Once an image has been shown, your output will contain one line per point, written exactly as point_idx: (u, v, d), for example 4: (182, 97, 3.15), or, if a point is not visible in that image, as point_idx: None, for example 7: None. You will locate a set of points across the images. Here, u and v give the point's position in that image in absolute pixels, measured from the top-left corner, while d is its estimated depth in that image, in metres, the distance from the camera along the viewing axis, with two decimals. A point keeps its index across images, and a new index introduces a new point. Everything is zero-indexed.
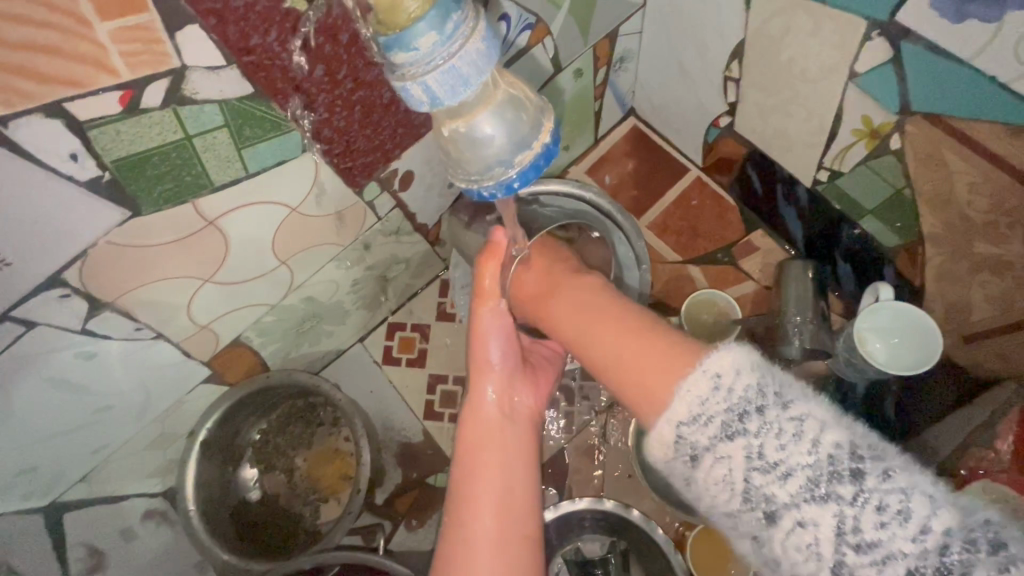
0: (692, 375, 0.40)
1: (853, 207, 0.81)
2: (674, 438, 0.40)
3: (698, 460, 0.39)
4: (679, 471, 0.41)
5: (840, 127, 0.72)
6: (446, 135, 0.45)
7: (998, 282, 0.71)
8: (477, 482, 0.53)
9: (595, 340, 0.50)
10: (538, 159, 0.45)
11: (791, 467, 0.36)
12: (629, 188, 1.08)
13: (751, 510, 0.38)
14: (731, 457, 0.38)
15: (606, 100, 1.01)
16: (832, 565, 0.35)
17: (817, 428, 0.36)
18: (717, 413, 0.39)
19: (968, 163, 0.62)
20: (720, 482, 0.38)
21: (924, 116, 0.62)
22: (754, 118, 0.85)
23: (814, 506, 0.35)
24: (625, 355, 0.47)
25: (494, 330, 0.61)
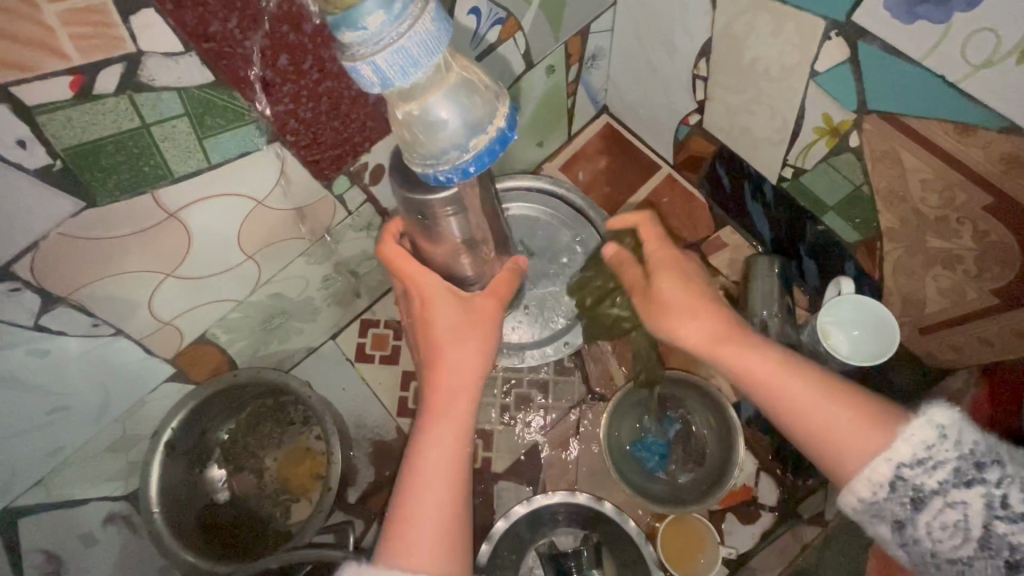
0: (907, 428, 0.48)
1: (816, 204, 0.83)
2: (894, 477, 0.47)
3: (904, 480, 0.47)
4: (889, 508, 0.48)
5: (802, 125, 0.74)
6: (401, 119, 0.44)
7: (950, 276, 0.73)
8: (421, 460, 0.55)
9: (793, 400, 0.53)
10: (494, 144, 0.45)
11: (938, 460, 0.46)
12: (602, 185, 1.09)
13: (899, 499, 0.47)
14: (899, 460, 0.47)
15: (578, 98, 1.02)
16: (979, 538, 0.44)
17: (944, 429, 0.46)
18: (942, 455, 0.46)
19: (921, 160, 0.65)
20: (898, 488, 0.47)
21: (880, 114, 0.65)
22: (721, 116, 0.87)
23: (964, 490, 0.45)
24: (819, 417, 0.52)
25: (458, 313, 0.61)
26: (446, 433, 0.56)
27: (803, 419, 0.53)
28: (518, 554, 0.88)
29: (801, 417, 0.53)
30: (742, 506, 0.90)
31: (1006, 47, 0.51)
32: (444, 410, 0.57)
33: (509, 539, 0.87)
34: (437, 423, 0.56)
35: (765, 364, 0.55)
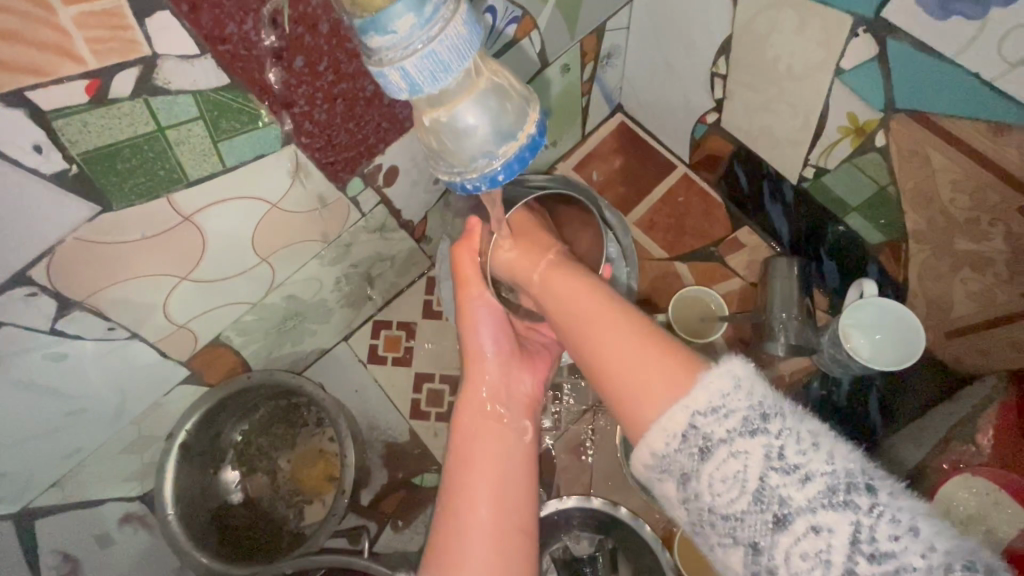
0: (708, 377, 0.40)
1: (839, 205, 0.81)
2: (687, 427, 0.40)
3: (708, 453, 0.39)
4: (680, 466, 0.40)
5: (825, 124, 0.72)
6: (429, 125, 0.43)
7: (979, 279, 0.71)
8: (464, 479, 0.52)
9: (612, 361, 0.45)
10: (524, 150, 0.44)
11: (729, 409, 0.39)
12: (616, 185, 1.08)
13: (761, 512, 0.36)
14: (747, 453, 0.37)
15: (593, 96, 1.00)
16: (754, 490, 0.37)
17: (729, 387, 0.39)
18: (737, 407, 0.38)
19: (952, 161, 0.63)
20: (730, 479, 0.38)
21: (908, 114, 0.63)
22: (740, 115, 0.85)
23: (831, 513, 0.35)
24: (614, 359, 0.45)
25: (484, 318, 0.62)
26: (488, 445, 0.55)
27: (624, 369, 0.44)
28: (532, 559, 0.87)
29: (615, 381, 0.44)
30: None
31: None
32: (480, 419, 0.57)
33: None
34: (475, 442, 0.55)
35: (624, 328, 0.46)
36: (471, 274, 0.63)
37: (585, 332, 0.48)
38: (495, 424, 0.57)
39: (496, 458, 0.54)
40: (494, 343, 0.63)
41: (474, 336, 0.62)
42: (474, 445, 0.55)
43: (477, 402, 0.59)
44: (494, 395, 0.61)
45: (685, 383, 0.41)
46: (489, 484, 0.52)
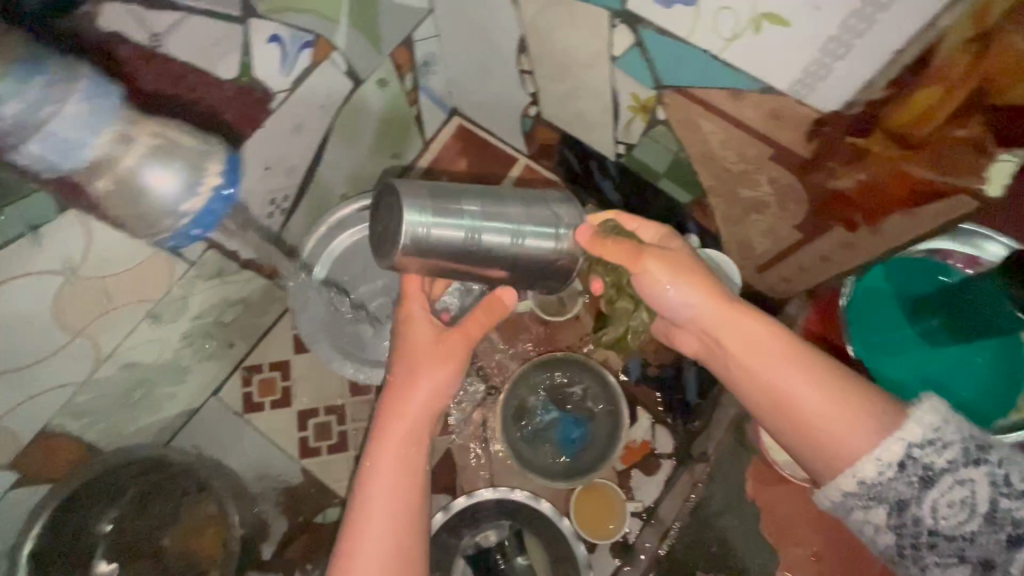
0: (916, 411, 0.48)
1: (650, 172, 0.90)
2: (904, 456, 0.47)
3: (934, 480, 0.45)
4: (899, 492, 0.47)
5: (619, 105, 0.81)
6: (113, 195, 0.50)
7: (763, 219, 0.81)
8: (370, 504, 0.57)
9: (798, 401, 0.53)
10: (211, 202, 0.52)
11: (947, 439, 0.46)
12: (465, 186, 1.13)
13: (993, 532, 0.43)
14: (972, 481, 0.44)
15: (422, 105, 1.04)
16: (985, 514, 0.43)
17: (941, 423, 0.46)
18: (952, 438, 0.46)
19: (715, 124, 0.71)
20: (958, 503, 0.44)
21: (674, 88, 0.70)
22: (554, 104, 0.92)
23: (972, 469, 0.44)
24: (811, 405, 0.52)
25: (455, 353, 0.66)
26: (405, 472, 0.60)
27: (830, 433, 0.51)
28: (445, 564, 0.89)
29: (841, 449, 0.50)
30: (644, 460, 0.97)
31: (744, 19, 0.55)
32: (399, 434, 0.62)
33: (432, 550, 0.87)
34: (401, 468, 0.59)
35: (814, 369, 0.53)
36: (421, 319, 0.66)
37: (789, 407, 0.53)
38: (417, 443, 0.62)
39: (407, 485, 0.59)
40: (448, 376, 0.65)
41: (425, 367, 0.64)
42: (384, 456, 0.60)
43: (411, 426, 0.62)
44: (422, 426, 0.63)
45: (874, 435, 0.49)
46: (389, 516, 0.57)
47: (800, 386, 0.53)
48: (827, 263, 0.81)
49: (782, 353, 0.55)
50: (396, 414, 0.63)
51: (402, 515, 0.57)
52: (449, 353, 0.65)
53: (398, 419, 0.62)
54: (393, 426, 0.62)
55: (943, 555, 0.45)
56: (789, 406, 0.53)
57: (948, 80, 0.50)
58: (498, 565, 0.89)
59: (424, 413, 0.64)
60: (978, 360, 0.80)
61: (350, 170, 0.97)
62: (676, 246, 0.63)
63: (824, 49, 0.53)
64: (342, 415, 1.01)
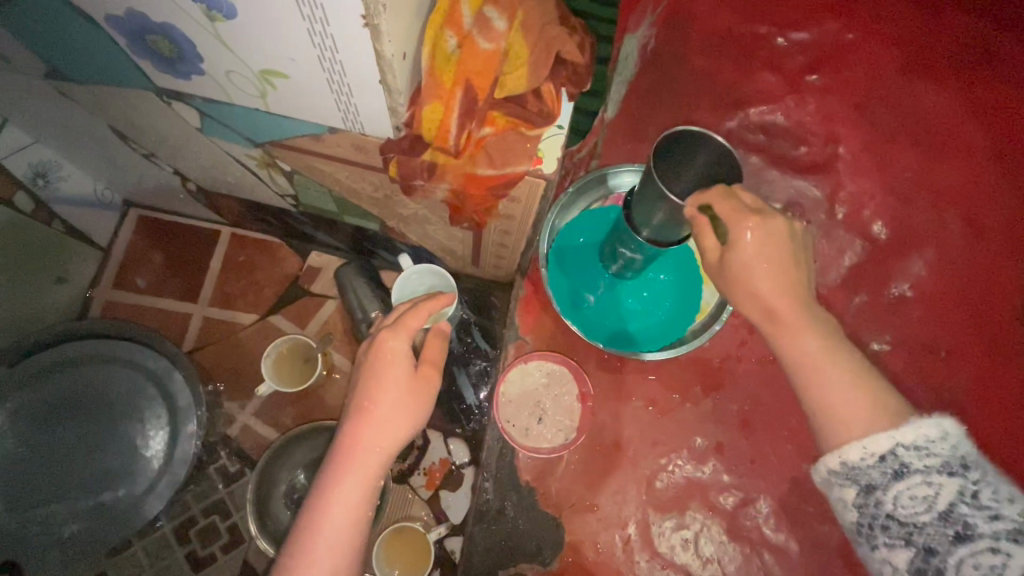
0: (924, 421, 0.50)
1: (330, 212, 0.88)
2: (884, 455, 0.50)
3: (902, 474, 0.49)
4: (867, 478, 0.50)
5: (247, 166, 0.76)
6: None
7: (438, 228, 0.82)
8: (321, 525, 0.58)
9: (821, 374, 0.56)
10: None
11: (930, 454, 0.49)
12: (169, 278, 1.02)
13: (943, 528, 0.46)
14: (922, 486, 0.47)
15: (67, 216, 0.91)
16: (941, 511, 0.46)
17: (943, 440, 0.49)
18: (940, 452, 0.48)
19: (328, 166, 0.70)
20: (918, 498, 0.47)
21: (270, 145, 0.67)
22: (202, 177, 0.85)
23: (943, 476, 0.47)
24: (836, 381, 0.55)
25: (403, 386, 0.62)
26: (354, 499, 0.59)
27: (821, 373, 0.56)
28: None
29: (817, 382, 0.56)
30: (447, 477, 0.99)
31: (254, 78, 0.53)
32: (360, 478, 0.60)
33: None
34: (351, 490, 0.59)
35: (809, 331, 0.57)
36: (390, 359, 0.63)
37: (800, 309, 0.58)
38: (374, 472, 0.61)
39: (357, 513, 0.59)
40: (399, 418, 0.62)
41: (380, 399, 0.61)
42: (348, 478, 0.59)
43: (370, 464, 0.60)
44: (378, 466, 0.61)
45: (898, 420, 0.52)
46: (336, 537, 0.58)
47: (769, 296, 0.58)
48: (504, 247, 0.86)
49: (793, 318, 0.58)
50: (347, 453, 0.60)
51: (348, 544, 0.58)
52: (426, 391, 0.64)
53: (350, 452, 0.60)
54: (349, 458, 0.60)
55: (889, 534, 0.48)
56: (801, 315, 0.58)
57: (442, 94, 0.53)
58: None
59: (373, 473, 0.61)
60: (662, 281, 0.89)
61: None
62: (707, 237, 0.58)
63: (334, 90, 0.52)
64: None
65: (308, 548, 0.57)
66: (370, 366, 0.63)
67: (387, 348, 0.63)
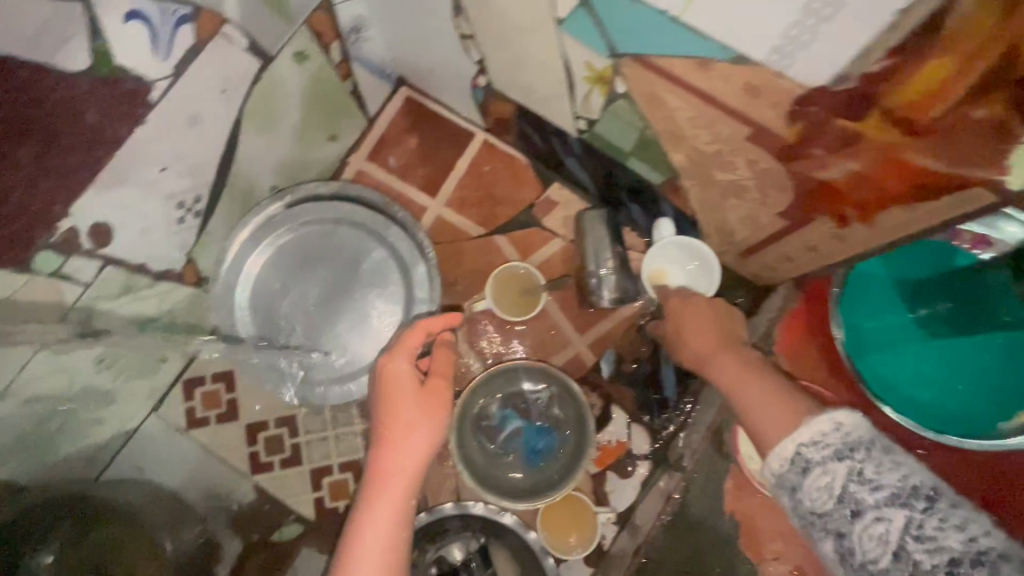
0: (814, 420, 0.45)
1: (617, 150, 0.79)
2: (795, 454, 0.45)
3: (808, 470, 0.44)
4: (790, 483, 0.45)
5: (571, 76, 0.68)
6: None
7: (744, 206, 0.70)
8: (353, 557, 0.56)
9: (750, 402, 0.53)
10: None
11: (827, 442, 0.43)
12: (416, 167, 1.01)
13: (841, 508, 0.41)
14: (833, 472, 0.42)
15: (358, 78, 0.91)
16: (838, 495, 0.41)
17: (834, 430, 0.43)
18: (831, 442, 0.43)
19: (681, 99, 0.60)
20: (823, 489, 0.42)
21: (631, 57, 0.58)
22: (503, 76, 0.79)
23: (837, 463, 0.42)
24: (751, 397, 0.53)
25: (416, 408, 0.63)
26: (388, 525, 0.58)
27: (757, 406, 0.52)
28: None
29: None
30: (618, 462, 0.92)
31: None
32: (393, 506, 0.59)
33: None
34: (376, 513, 0.58)
35: (732, 368, 0.58)
36: (404, 377, 0.65)
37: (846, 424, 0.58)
38: (402, 493, 0.60)
39: (389, 539, 0.58)
40: (421, 437, 0.62)
41: (399, 420, 0.63)
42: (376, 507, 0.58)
43: (393, 485, 0.60)
44: (405, 482, 0.60)
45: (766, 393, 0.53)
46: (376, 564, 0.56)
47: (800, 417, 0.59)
48: (812, 254, 0.71)
49: (737, 371, 0.58)
50: (375, 480, 0.60)
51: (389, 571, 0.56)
52: (437, 406, 0.64)
53: (377, 474, 0.60)
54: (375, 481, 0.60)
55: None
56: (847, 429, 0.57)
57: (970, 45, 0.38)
58: None
59: (407, 494, 0.60)
60: (992, 342, 0.69)
61: (277, 161, 0.85)
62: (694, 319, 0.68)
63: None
64: (292, 427, 0.94)
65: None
66: (376, 393, 0.65)
67: (392, 367, 0.65)
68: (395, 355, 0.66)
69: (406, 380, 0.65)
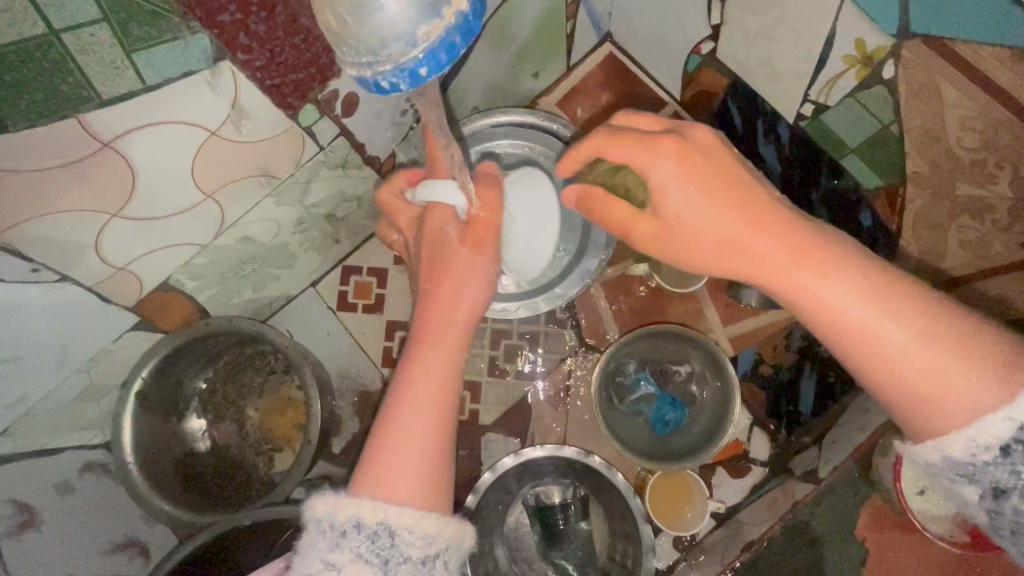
0: None
1: (836, 145, 0.76)
2: (1011, 442, 0.40)
3: (1011, 453, 0.40)
4: (970, 469, 0.42)
5: (830, 53, 0.66)
6: (326, 1, 0.41)
7: (977, 228, 0.67)
8: (401, 397, 0.52)
9: (824, 306, 0.47)
10: (452, 32, 0.41)
11: None
12: (601, 122, 1.01)
13: (1011, 467, 0.40)
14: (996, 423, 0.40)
15: (579, 22, 0.92)
16: (1002, 447, 0.40)
17: None
18: None
19: (964, 93, 0.57)
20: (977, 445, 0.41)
21: (923, 39, 0.57)
22: (739, 44, 0.78)
23: None
24: (901, 342, 0.44)
25: (462, 255, 0.59)
26: (440, 373, 0.54)
27: (854, 326, 0.46)
28: (505, 506, 0.88)
29: (873, 345, 0.45)
30: (734, 460, 0.89)
31: None
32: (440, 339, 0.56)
33: (495, 490, 0.84)
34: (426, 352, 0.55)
35: (835, 263, 0.47)
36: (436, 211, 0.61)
37: (812, 253, 0.48)
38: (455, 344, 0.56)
39: (442, 385, 0.53)
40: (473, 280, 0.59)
41: (452, 268, 0.59)
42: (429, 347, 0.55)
43: (440, 323, 0.57)
44: (456, 325, 0.57)
45: (982, 388, 0.41)
46: (423, 404, 0.51)
47: (713, 244, 0.52)
48: None
49: (781, 249, 0.49)
50: (426, 313, 0.58)
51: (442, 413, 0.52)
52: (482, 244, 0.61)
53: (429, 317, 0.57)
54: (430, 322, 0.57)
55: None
56: (815, 257, 0.48)
57: None
58: (557, 524, 0.86)
59: (452, 325, 0.57)
60: None
61: (488, 82, 0.88)
62: (672, 170, 0.51)
63: None
64: None
65: (396, 411, 0.51)
66: (440, 248, 0.60)
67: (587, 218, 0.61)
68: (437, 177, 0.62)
69: (442, 217, 0.61)
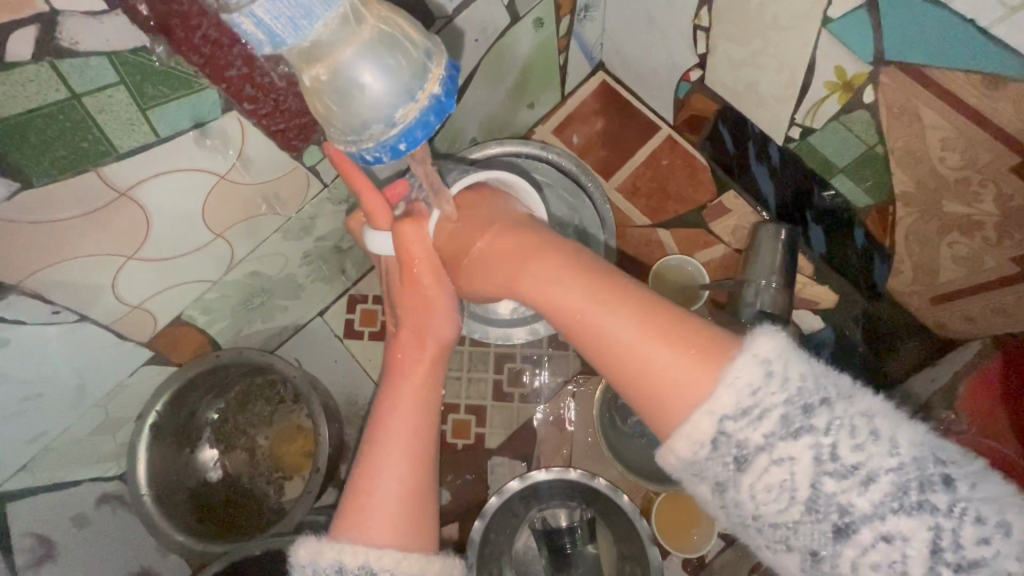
0: (734, 366, 0.40)
1: (825, 166, 0.77)
2: (717, 434, 0.40)
3: (750, 460, 0.39)
4: (717, 474, 0.41)
5: (812, 80, 0.68)
6: (310, 85, 0.43)
7: (967, 243, 0.69)
8: (367, 460, 0.54)
9: (576, 318, 0.47)
10: (428, 114, 0.44)
11: (821, 439, 0.38)
12: (596, 148, 1.04)
13: (818, 522, 0.38)
14: (795, 460, 0.38)
15: (571, 54, 0.95)
16: (805, 500, 0.38)
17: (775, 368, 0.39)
18: (833, 442, 0.37)
19: (941, 116, 0.59)
20: (778, 488, 0.39)
21: (898, 65, 0.59)
22: (724, 72, 0.80)
23: (902, 518, 0.36)
24: (620, 341, 0.45)
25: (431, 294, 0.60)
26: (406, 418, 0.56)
27: (597, 336, 0.46)
28: (512, 530, 0.88)
29: (607, 346, 0.45)
30: None
31: None
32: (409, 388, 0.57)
33: (503, 515, 0.85)
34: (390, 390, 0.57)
35: (569, 279, 0.48)
36: (419, 260, 0.59)
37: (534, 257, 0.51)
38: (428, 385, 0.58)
39: (404, 429, 0.55)
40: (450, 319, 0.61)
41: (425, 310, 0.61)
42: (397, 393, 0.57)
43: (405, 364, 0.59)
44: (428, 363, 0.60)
45: (697, 381, 0.41)
46: (397, 448, 0.54)
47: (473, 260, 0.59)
48: None
49: (534, 268, 0.51)
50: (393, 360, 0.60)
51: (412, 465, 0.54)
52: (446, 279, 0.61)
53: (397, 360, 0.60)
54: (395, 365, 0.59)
55: (771, 538, 0.40)
56: (535, 262, 0.51)
57: None
58: (565, 549, 0.87)
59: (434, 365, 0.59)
60: None
61: (484, 114, 0.91)
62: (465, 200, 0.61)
63: None
64: None
65: (365, 476, 0.53)
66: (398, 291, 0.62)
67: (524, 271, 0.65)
68: (414, 222, 0.58)
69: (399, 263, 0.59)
